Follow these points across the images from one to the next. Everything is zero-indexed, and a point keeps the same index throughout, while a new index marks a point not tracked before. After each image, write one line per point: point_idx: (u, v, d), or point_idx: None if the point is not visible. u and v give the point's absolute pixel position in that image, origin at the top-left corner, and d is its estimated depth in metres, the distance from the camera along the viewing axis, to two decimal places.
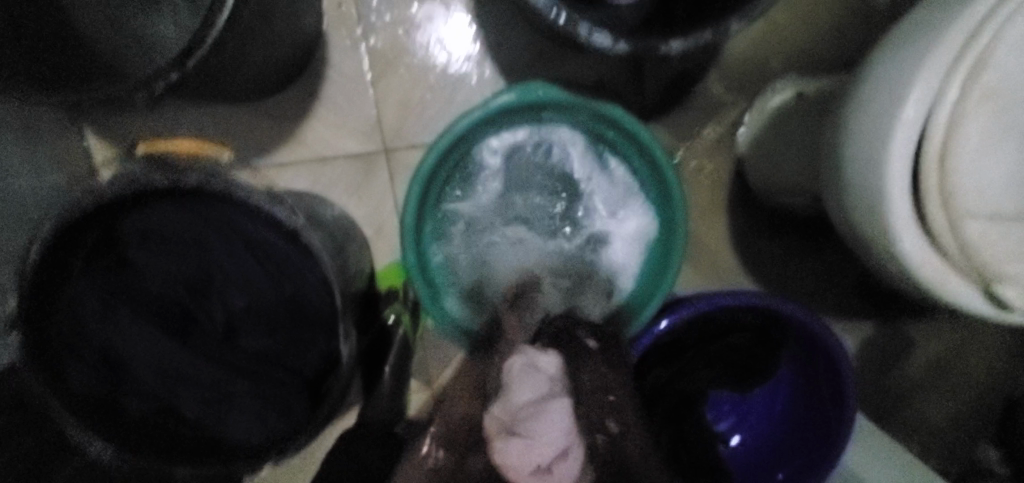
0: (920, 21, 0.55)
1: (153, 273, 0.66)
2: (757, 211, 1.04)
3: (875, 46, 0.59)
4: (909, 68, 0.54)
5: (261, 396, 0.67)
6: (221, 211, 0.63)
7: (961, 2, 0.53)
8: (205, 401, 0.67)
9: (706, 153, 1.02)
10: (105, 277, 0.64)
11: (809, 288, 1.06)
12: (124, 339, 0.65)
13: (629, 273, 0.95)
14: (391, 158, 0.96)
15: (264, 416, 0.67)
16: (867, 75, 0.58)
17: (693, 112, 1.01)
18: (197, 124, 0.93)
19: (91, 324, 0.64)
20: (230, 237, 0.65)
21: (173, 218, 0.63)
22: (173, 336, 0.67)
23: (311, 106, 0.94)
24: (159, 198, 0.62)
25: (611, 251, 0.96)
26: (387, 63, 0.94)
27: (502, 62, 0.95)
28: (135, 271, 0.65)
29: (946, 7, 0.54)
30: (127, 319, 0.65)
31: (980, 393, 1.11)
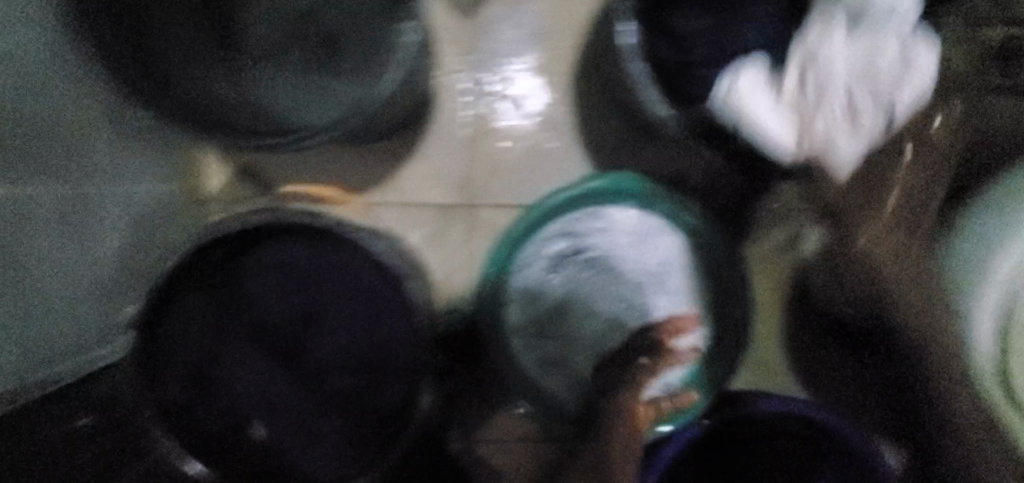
0: None
1: (264, 299, 0.73)
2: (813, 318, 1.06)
3: None
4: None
5: (340, 431, 0.73)
6: (338, 251, 0.73)
7: None
8: (284, 427, 0.74)
9: (772, 255, 1.06)
10: (220, 295, 0.73)
11: (859, 403, 1.06)
12: (228, 355, 0.73)
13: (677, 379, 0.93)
14: (474, 213, 1.02)
15: (338, 446, 0.73)
16: None
17: (763, 213, 1.05)
18: (304, 157, 1.01)
19: (201, 333, 0.72)
20: (341, 277, 0.73)
21: (291, 253, 0.73)
22: (268, 359, 0.73)
23: (410, 155, 1.02)
24: (281, 234, 0.73)
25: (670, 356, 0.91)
26: (485, 127, 1.02)
27: (591, 143, 1.02)
28: (247, 296, 0.73)
29: None
30: (233, 336, 0.73)
31: None
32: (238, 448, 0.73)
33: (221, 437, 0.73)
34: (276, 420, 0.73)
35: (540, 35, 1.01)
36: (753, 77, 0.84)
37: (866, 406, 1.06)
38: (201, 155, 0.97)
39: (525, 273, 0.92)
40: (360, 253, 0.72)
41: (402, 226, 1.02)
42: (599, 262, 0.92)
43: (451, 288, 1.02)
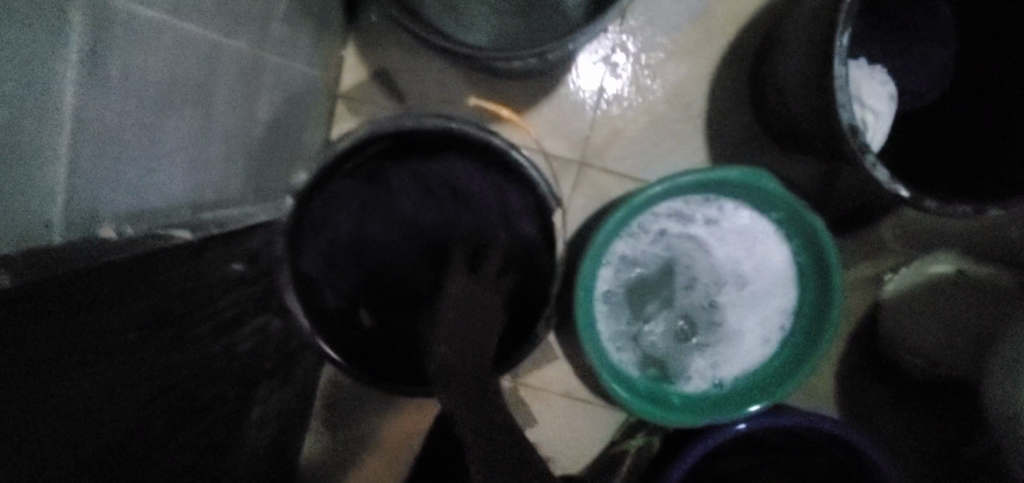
0: None
1: (403, 201, 0.82)
2: (872, 353, 1.09)
3: None
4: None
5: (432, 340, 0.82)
6: (479, 177, 0.82)
7: None
8: (388, 321, 0.82)
9: (854, 286, 1.08)
10: (368, 188, 0.81)
11: (894, 446, 1.09)
12: (361, 242, 0.81)
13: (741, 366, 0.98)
14: (584, 172, 1.04)
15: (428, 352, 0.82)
16: None
17: (857, 244, 1.06)
18: (438, 78, 1.03)
19: (343, 218, 0.81)
20: (473, 206, 0.82)
21: (438, 169, 0.82)
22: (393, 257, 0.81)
23: (539, 101, 1.04)
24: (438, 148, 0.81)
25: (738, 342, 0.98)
26: (618, 92, 1.03)
27: (715, 134, 1.03)
28: (390, 195, 0.81)
29: None
30: (370, 227, 0.81)
31: None
32: (348, 329, 0.81)
33: (335, 316, 0.81)
34: (393, 313, 0.82)
35: (699, 16, 1.01)
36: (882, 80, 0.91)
37: (894, 453, 1.09)
38: (347, 52, 1.03)
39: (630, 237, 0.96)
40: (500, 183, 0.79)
41: None
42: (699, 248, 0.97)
43: None
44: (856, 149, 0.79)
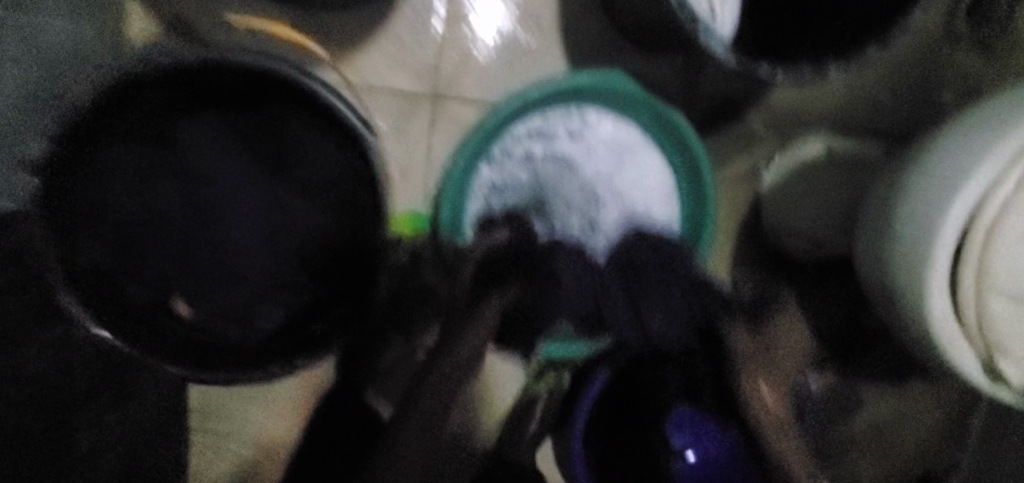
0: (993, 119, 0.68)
1: (196, 152, 0.65)
2: (759, 246, 1.10)
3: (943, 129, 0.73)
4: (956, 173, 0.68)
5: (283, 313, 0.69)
6: (282, 105, 0.65)
7: None
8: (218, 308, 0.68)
9: (732, 182, 1.07)
10: (147, 147, 0.64)
11: (789, 327, 1.13)
12: (148, 214, 0.65)
13: None
14: (438, 106, 0.94)
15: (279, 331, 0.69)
16: (935, 149, 0.72)
17: (728, 138, 1.06)
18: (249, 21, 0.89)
19: (121, 191, 0.64)
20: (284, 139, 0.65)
21: (228, 103, 0.65)
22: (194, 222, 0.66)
23: (372, 34, 0.92)
24: (219, 75, 0.63)
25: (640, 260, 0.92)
26: (458, 10, 0.92)
27: (572, 43, 0.95)
28: (178, 149, 0.65)
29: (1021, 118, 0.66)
30: (157, 192, 0.65)
31: (906, 457, 1.22)
32: (165, 325, 0.67)
33: (146, 314, 0.67)
34: (217, 292, 0.67)
35: None
36: None
37: (791, 334, 1.14)
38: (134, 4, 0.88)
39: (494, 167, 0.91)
40: (309, 108, 0.64)
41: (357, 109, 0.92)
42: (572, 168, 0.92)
43: (405, 186, 0.96)
44: (688, 24, 0.75)
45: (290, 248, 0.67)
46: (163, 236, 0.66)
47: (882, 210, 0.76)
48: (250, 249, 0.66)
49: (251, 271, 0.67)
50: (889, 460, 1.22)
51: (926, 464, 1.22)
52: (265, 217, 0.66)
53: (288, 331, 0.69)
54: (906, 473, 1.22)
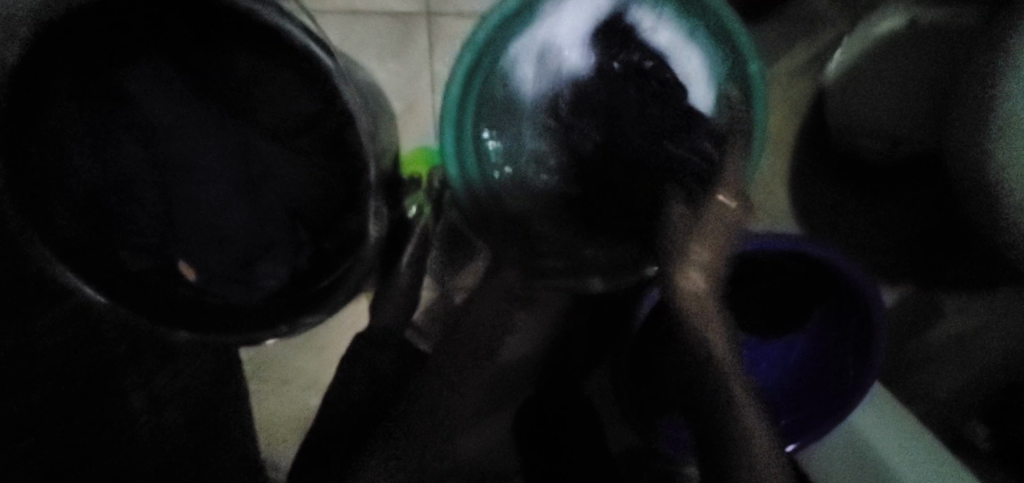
0: None
1: (157, 105, 0.60)
2: (828, 150, 0.94)
3: None
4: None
5: (288, 268, 0.65)
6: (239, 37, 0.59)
7: None
8: (219, 272, 0.64)
9: (791, 75, 0.91)
10: (99, 103, 0.59)
11: (861, 238, 1.00)
12: (121, 173, 0.61)
13: None
14: (434, 23, 0.84)
15: (285, 285, 0.65)
16: None
17: (787, 23, 0.89)
18: None
19: (85, 153, 0.59)
20: (260, 77, 0.60)
21: (186, 43, 0.59)
22: (168, 172, 0.61)
23: None
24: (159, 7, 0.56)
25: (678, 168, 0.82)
26: None
27: None
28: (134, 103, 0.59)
29: None
30: (127, 147, 0.60)
31: (990, 373, 1.11)
32: (162, 290, 0.62)
33: (141, 280, 0.62)
34: (207, 252, 0.64)
35: None
36: None
37: (863, 245, 1.00)
38: None
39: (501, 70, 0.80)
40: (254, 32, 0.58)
41: (346, 40, 0.83)
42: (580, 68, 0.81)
43: (407, 121, 0.87)
44: None
45: (277, 203, 0.64)
46: (141, 202, 0.62)
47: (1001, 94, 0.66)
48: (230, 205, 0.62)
49: (241, 228, 0.64)
50: (971, 374, 1.11)
51: (1014, 378, 1.11)
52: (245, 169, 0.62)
53: (298, 284, 0.64)
54: (990, 389, 1.11)
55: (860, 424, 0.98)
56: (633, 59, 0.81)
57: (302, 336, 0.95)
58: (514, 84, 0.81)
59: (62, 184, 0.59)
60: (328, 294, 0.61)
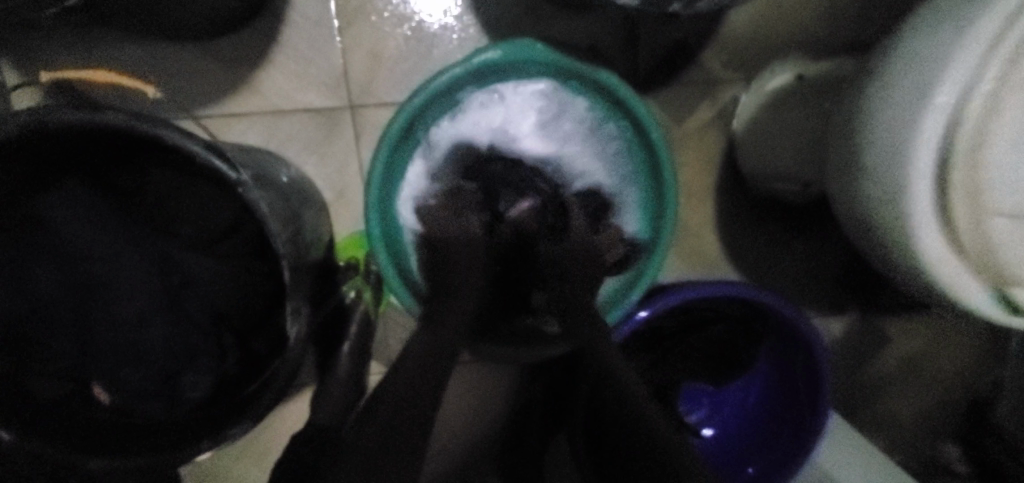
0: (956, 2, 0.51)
1: (71, 231, 0.60)
2: (746, 197, 0.99)
3: (927, 9, 0.53)
4: (917, 74, 0.50)
5: (217, 375, 0.64)
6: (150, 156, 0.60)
7: None
8: (146, 392, 0.63)
9: (697, 132, 0.96)
10: (11, 237, 0.59)
11: (795, 276, 1.03)
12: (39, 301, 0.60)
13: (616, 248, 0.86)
14: (358, 116, 0.86)
15: (215, 393, 0.63)
16: (894, 52, 0.54)
17: (690, 85, 0.94)
18: (136, 65, 0.82)
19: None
20: (181, 190, 0.62)
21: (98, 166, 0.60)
22: (86, 295, 0.61)
23: (269, 51, 0.83)
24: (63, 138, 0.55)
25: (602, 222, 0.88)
26: (356, 10, 0.84)
27: (487, 18, 0.86)
28: (47, 231, 0.60)
29: None
30: (43, 273, 0.60)
31: (943, 388, 1.15)
32: (82, 414, 0.61)
33: (61, 407, 0.60)
34: (126, 370, 0.62)
35: None
36: None
37: (800, 283, 1.04)
38: (6, 73, 0.80)
39: (429, 148, 0.86)
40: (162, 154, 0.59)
41: (273, 141, 0.85)
42: (495, 139, 0.87)
43: (340, 208, 0.88)
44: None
45: (198, 312, 0.63)
46: (61, 330, 0.61)
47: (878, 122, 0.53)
48: (145, 320, 0.62)
49: (159, 341, 0.63)
50: (926, 392, 1.15)
51: (967, 391, 1.16)
52: (161, 278, 0.62)
53: (228, 390, 0.63)
54: (948, 404, 1.16)
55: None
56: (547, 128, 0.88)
57: (240, 438, 0.90)
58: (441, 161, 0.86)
59: None
60: (255, 398, 0.59)
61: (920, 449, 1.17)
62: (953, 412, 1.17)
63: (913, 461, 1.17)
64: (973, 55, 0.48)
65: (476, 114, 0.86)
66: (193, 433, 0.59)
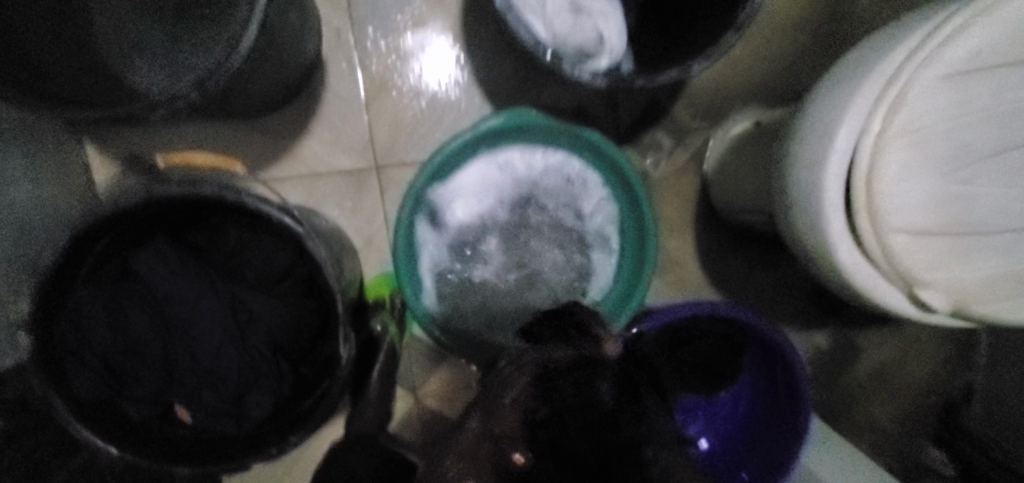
0: (850, 67, 0.63)
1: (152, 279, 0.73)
2: (722, 227, 1.13)
3: (827, 73, 0.66)
4: (821, 129, 0.63)
5: (276, 396, 0.75)
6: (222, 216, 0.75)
7: (878, 56, 0.61)
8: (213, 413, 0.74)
9: (673, 174, 1.11)
10: (107, 287, 0.72)
11: (771, 298, 1.16)
12: (125, 337, 0.72)
13: (608, 275, 1.01)
14: (383, 174, 1.01)
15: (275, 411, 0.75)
16: (806, 108, 0.66)
17: (664, 135, 1.10)
18: (197, 140, 0.97)
19: (92, 326, 0.71)
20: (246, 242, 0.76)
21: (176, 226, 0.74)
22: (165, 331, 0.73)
23: (308, 124, 1.00)
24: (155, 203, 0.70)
25: (597, 255, 1.01)
26: (380, 88, 1.00)
27: (489, 89, 1.02)
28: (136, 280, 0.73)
29: (868, 58, 0.62)
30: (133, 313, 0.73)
31: (920, 394, 1.27)
32: (164, 431, 0.73)
33: (148, 427, 0.72)
34: (201, 394, 0.73)
35: None
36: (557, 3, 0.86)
37: (777, 302, 1.17)
38: (89, 151, 0.95)
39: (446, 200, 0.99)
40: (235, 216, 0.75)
41: (312, 198, 1.00)
42: (501, 189, 1.00)
43: (370, 252, 1.03)
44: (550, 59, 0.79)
45: (259, 342, 0.75)
46: (143, 364, 0.72)
47: (803, 168, 0.64)
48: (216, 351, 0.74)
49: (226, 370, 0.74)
50: (906, 399, 1.26)
51: (942, 397, 1.27)
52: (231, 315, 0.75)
53: (286, 407, 0.75)
54: (927, 410, 1.27)
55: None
56: (546, 178, 1.01)
57: (281, 461, 1.01)
58: (458, 210, 0.99)
59: (74, 353, 0.70)
60: (309, 413, 0.72)
61: (909, 455, 1.27)
62: (934, 417, 1.27)
63: (902, 466, 1.27)
64: (863, 108, 0.60)
65: (484, 170, 0.99)
66: (260, 441, 0.71)
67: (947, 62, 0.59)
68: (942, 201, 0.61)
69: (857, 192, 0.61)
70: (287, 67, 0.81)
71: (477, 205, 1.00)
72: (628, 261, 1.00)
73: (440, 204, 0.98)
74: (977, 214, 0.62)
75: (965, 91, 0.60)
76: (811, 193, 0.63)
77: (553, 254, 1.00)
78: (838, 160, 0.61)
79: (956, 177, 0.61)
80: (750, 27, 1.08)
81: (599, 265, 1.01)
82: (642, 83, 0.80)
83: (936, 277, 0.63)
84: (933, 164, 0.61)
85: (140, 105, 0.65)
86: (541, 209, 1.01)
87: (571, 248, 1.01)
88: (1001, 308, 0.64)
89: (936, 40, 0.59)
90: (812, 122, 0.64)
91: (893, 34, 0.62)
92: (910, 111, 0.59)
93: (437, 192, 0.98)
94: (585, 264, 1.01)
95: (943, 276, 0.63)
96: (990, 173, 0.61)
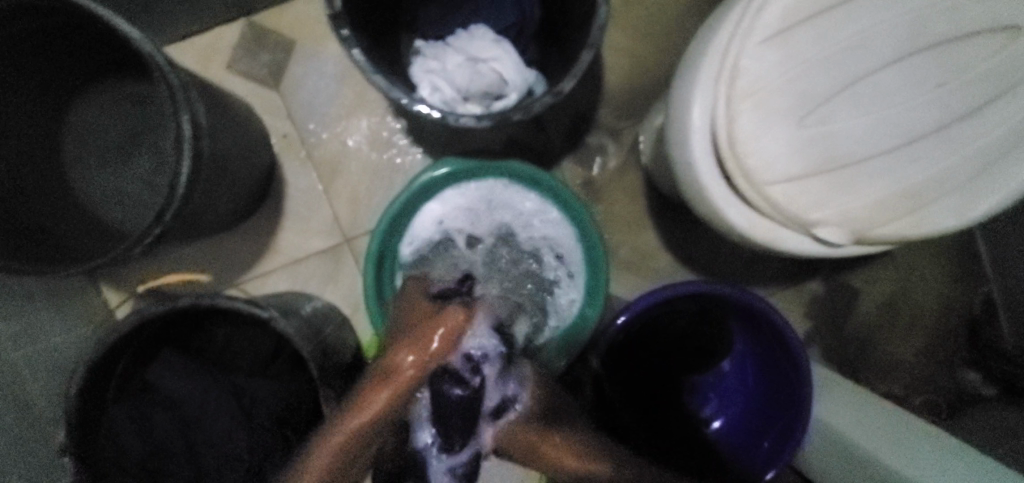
0: (690, 55, 0.72)
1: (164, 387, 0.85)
2: (678, 211, 1.18)
3: (678, 65, 0.75)
4: (679, 113, 0.70)
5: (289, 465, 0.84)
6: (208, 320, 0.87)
7: (707, 40, 0.69)
8: None
9: (616, 176, 1.18)
10: (129, 403, 0.84)
11: (745, 265, 1.19)
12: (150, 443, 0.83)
13: (574, 282, 1.07)
14: (353, 245, 1.13)
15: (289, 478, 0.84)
16: (669, 97, 0.74)
17: (598, 142, 1.17)
18: (189, 258, 1.11)
19: (125, 440, 0.82)
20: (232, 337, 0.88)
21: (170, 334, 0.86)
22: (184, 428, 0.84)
23: (279, 220, 1.12)
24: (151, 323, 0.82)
25: (557, 266, 1.08)
26: (331, 172, 1.12)
27: (427, 147, 1.13)
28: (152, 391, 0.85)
29: (700, 44, 0.71)
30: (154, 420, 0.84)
31: (934, 319, 1.24)
32: None
33: None
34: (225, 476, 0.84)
35: (346, 75, 1.11)
36: (451, 63, 0.97)
37: (752, 266, 1.20)
38: (105, 290, 1.10)
39: (409, 258, 1.07)
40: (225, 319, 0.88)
41: (298, 282, 1.12)
42: (453, 233, 1.08)
43: (357, 319, 1.13)
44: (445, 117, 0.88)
45: (263, 421, 0.85)
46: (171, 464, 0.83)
47: (677, 150, 0.71)
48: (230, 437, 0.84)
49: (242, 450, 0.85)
50: (921, 327, 1.24)
51: (958, 317, 1.24)
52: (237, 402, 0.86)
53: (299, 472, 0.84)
54: (947, 334, 1.24)
55: (851, 436, 1.00)
56: (491, 212, 1.09)
57: None
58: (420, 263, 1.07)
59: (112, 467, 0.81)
60: None
61: (945, 383, 1.24)
62: (957, 339, 1.24)
63: (941, 396, 1.23)
64: (706, 87, 0.68)
65: (433, 221, 1.08)
66: None
67: (762, 31, 0.67)
68: (803, 147, 0.68)
69: (726, 158, 0.67)
70: (239, 180, 0.94)
71: (436, 254, 1.08)
72: (584, 267, 1.07)
73: (402, 262, 1.07)
74: (838, 149, 0.68)
75: (789, 49, 0.68)
76: (687, 171, 0.70)
77: (518, 277, 1.07)
78: (700, 135, 0.68)
79: (808, 122, 0.68)
80: (647, 25, 1.15)
81: (563, 274, 1.08)
82: (519, 116, 0.87)
83: (826, 214, 0.68)
84: (782, 118, 0.67)
85: (115, 251, 0.78)
86: (494, 241, 1.08)
87: (532, 267, 1.08)
88: (896, 227, 0.70)
89: (750, 16, 0.67)
90: (673, 110, 0.72)
91: (716, 19, 0.71)
92: (745, 79, 0.67)
93: (397, 253, 1.06)
94: (550, 278, 1.08)
95: (831, 211, 0.68)
96: (836, 112, 0.68)
